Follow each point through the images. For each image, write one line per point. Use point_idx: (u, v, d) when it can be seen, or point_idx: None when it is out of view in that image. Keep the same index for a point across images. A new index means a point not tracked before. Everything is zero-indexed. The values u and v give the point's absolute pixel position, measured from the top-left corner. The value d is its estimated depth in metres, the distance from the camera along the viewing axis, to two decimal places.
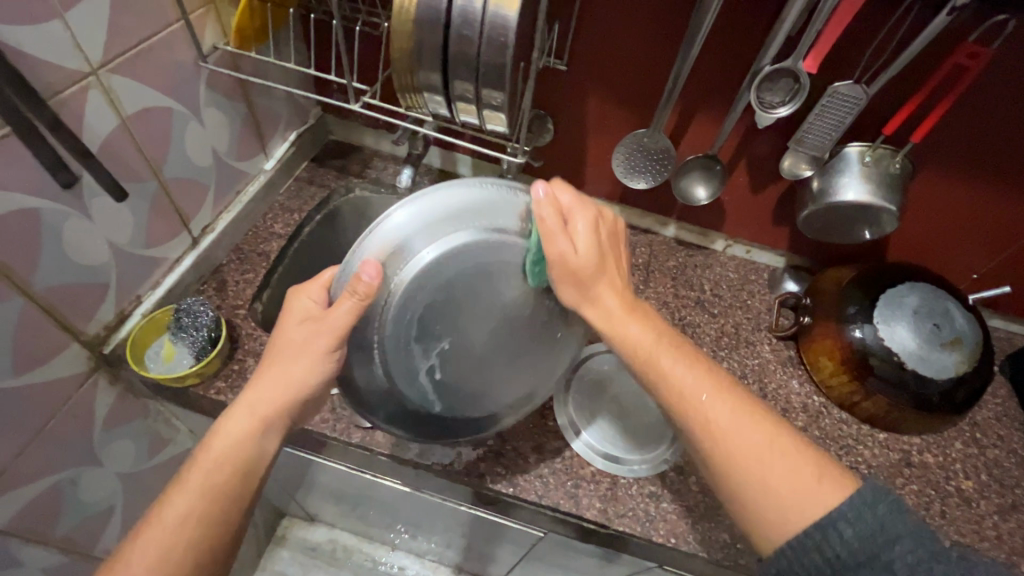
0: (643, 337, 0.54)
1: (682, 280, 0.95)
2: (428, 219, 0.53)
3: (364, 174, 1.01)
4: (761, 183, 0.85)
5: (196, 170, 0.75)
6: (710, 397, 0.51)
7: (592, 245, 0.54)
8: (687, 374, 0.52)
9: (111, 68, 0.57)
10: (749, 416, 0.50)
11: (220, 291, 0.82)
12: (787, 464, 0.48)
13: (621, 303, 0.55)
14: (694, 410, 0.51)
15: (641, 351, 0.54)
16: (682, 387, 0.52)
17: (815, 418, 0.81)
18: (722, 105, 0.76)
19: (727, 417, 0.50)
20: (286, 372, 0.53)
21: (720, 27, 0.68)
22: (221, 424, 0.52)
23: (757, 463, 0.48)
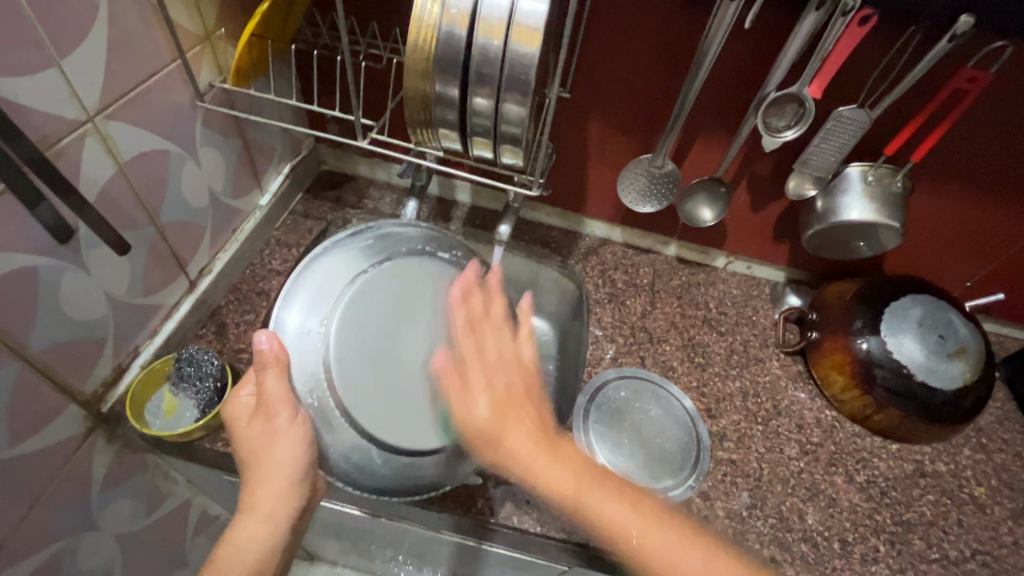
0: (557, 474, 0.51)
1: (687, 299, 0.95)
2: (315, 294, 0.60)
3: (361, 204, 0.99)
4: (762, 201, 0.86)
5: (193, 211, 0.72)
6: (602, 496, 0.50)
7: (491, 411, 0.53)
8: (564, 470, 0.51)
9: (109, 114, 0.55)
10: (653, 521, 0.49)
11: (220, 335, 0.78)
12: (668, 533, 0.49)
13: (533, 432, 0.53)
14: (585, 505, 0.50)
15: (566, 492, 0.50)
16: (562, 484, 0.50)
17: (830, 433, 0.82)
18: (726, 129, 0.77)
19: (614, 509, 0.50)
20: (266, 470, 0.55)
21: (725, 55, 0.69)
22: (231, 530, 0.56)
23: (644, 538, 0.48)
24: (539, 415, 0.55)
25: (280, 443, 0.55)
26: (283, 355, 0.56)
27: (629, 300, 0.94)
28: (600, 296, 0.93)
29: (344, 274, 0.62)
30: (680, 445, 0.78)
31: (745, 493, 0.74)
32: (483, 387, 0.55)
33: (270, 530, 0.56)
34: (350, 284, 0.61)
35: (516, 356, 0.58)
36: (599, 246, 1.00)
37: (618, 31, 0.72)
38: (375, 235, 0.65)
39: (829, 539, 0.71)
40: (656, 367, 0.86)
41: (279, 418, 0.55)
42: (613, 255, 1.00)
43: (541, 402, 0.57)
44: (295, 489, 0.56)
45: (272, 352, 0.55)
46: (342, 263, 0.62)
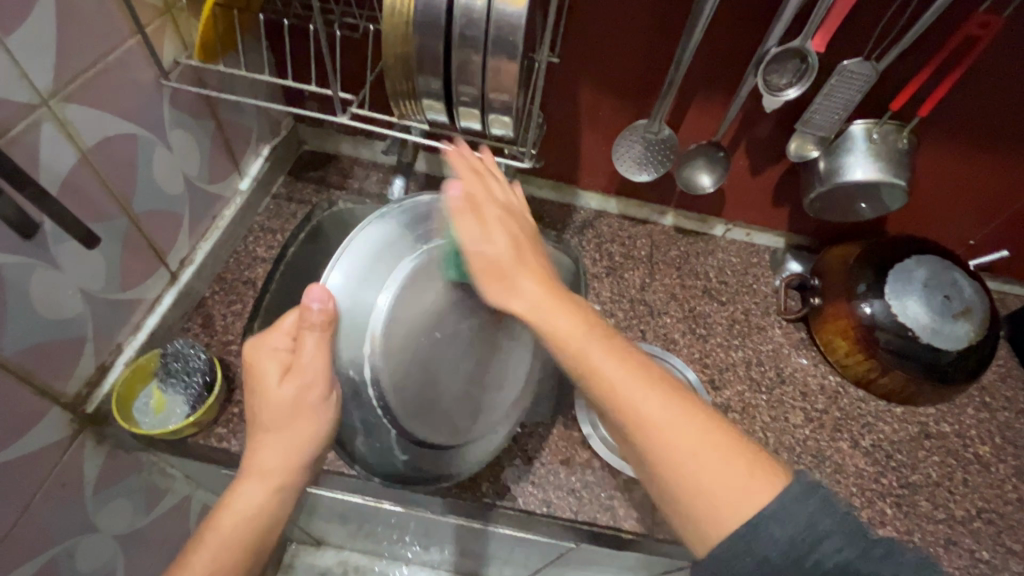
0: (569, 324, 0.46)
1: (686, 269, 0.93)
2: (363, 267, 0.53)
3: (345, 185, 0.95)
4: (761, 165, 0.84)
5: (169, 197, 0.68)
6: (641, 386, 0.42)
7: (504, 245, 0.51)
8: (569, 318, 0.47)
9: (65, 96, 0.51)
10: (681, 410, 0.41)
11: (208, 327, 0.75)
12: (683, 424, 0.40)
13: (544, 284, 0.49)
14: (584, 372, 0.44)
15: (569, 343, 0.45)
16: (559, 331, 0.46)
17: (834, 399, 0.81)
18: (725, 91, 0.73)
19: (620, 377, 0.43)
20: (290, 437, 0.49)
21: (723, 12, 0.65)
22: (232, 494, 0.49)
23: (673, 443, 0.40)
24: (537, 261, 0.52)
25: (307, 416, 0.49)
26: (334, 317, 0.49)
27: (627, 273, 0.91)
28: (597, 270, 0.91)
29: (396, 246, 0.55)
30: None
31: None
32: (494, 245, 0.51)
33: (279, 498, 0.50)
34: (406, 259, 0.55)
35: (531, 225, 0.56)
36: (594, 219, 0.98)
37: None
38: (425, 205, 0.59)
39: None
40: (657, 340, 0.84)
41: (313, 394, 0.49)
42: (609, 227, 0.97)
43: (538, 250, 0.53)
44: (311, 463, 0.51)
45: (321, 314, 0.49)
46: (394, 234, 0.55)
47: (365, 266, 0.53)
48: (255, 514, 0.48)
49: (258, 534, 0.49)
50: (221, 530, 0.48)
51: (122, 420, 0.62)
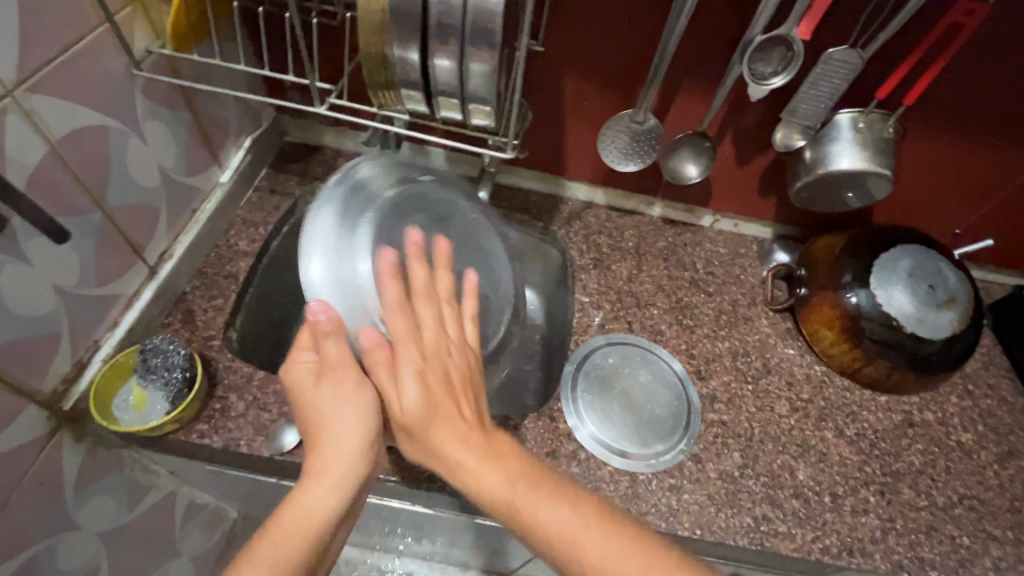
0: (501, 481, 0.45)
1: (674, 260, 0.93)
2: (336, 254, 0.53)
3: (329, 177, 0.94)
4: (747, 155, 0.83)
5: (145, 191, 0.67)
6: (587, 525, 0.44)
7: (419, 400, 0.47)
8: (501, 476, 0.45)
9: (31, 87, 0.49)
10: (599, 524, 0.44)
11: (189, 322, 0.74)
12: (628, 568, 0.42)
13: (479, 447, 0.47)
14: (522, 511, 0.44)
15: (500, 503, 0.44)
16: (498, 495, 0.45)
17: (819, 389, 0.81)
18: (711, 79, 0.72)
19: (552, 517, 0.44)
20: (331, 432, 0.47)
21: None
22: (294, 497, 0.46)
23: (609, 569, 0.42)
24: (476, 421, 0.49)
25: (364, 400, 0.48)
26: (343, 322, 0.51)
27: (614, 264, 0.91)
28: (584, 262, 0.90)
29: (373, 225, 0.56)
30: (671, 409, 0.76)
31: (737, 453, 0.73)
32: (410, 343, 0.50)
33: (338, 492, 0.46)
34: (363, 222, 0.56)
35: (456, 340, 0.53)
36: (582, 210, 0.97)
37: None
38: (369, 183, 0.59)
39: (821, 494, 0.70)
40: (644, 332, 0.84)
41: (347, 380, 0.48)
42: (596, 218, 0.97)
43: (473, 390, 0.51)
44: (371, 446, 0.48)
45: (330, 321, 0.50)
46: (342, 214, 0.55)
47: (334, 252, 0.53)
48: (317, 510, 0.46)
49: (319, 530, 0.46)
50: (281, 537, 0.45)
51: (94, 413, 0.61)
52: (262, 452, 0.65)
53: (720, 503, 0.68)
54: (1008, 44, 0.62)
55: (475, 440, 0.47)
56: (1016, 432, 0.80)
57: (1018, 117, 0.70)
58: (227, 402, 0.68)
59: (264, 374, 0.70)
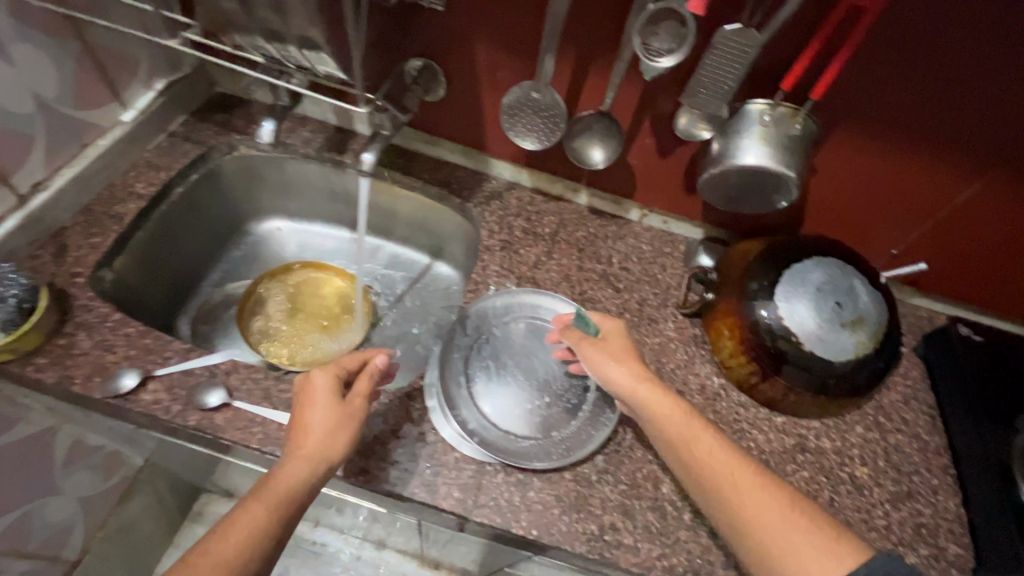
0: (659, 395, 0.62)
1: (589, 252, 0.88)
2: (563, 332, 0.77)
3: (249, 131, 0.92)
4: (670, 144, 0.78)
5: (13, 116, 0.65)
6: (749, 486, 0.55)
7: (631, 374, 0.63)
8: (678, 420, 0.60)
9: None
10: (742, 477, 0.55)
11: (58, 257, 0.72)
12: (766, 501, 0.54)
13: (644, 378, 0.63)
14: (688, 443, 0.58)
15: (674, 433, 0.59)
16: (654, 407, 0.61)
17: (712, 402, 0.76)
18: (611, 54, 0.68)
19: (749, 496, 0.54)
20: (332, 432, 0.57)
21: None
22: (238, 511, 0.49)
23: (761, 512, 0.53)
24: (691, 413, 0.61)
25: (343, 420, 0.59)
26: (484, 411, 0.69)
27: (523, 249, 0.86)
28: (491, 243, 0.86)
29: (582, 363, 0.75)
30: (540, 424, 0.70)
31: (599, 457, 0.67)
32: (615, 366, 0.65)
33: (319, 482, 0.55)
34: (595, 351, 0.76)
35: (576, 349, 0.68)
36: (504, 189, 0.94)
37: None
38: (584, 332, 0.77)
39: (680, 511, 0.65)
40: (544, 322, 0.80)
41: (344, 414, 0.59)
42: (517, 200, 0.93)
43: (630, 351, 0.66)
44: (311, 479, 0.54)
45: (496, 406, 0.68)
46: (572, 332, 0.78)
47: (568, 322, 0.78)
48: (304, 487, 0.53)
49: (298, 509, 0.52)
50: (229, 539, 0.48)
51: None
52: (94, 394, 0.62)
53: (565, 506, 0.64)
54: (912, 32, 0.58)
55: (661, 397, 0.61)
56: (920, 473, 0.73)
57: (942, 123, 0.64)
58: (73, 339, 0.66)
59: (120, 316, 0.68)
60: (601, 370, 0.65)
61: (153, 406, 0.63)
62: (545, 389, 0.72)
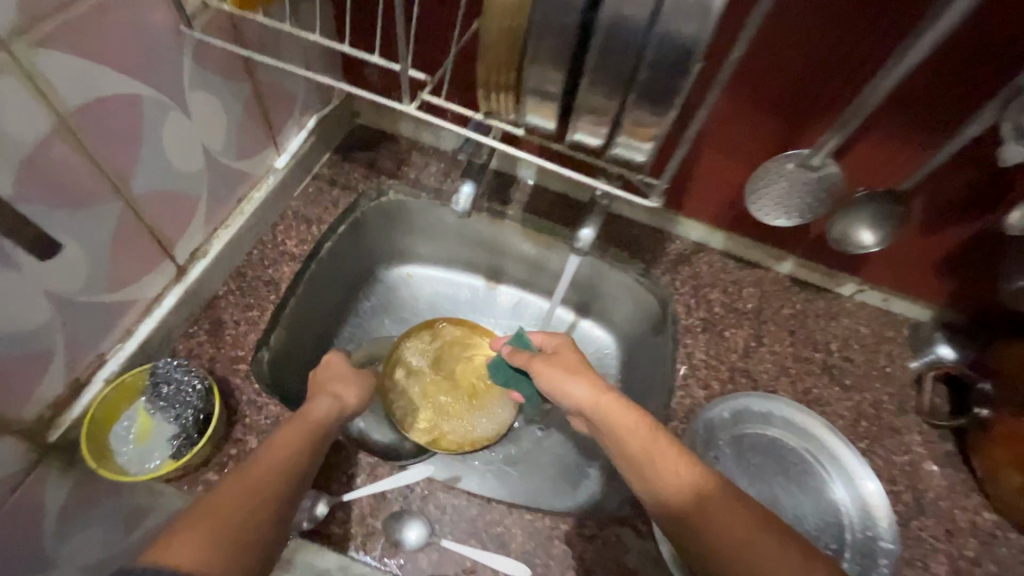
0: (615, 405, 0.55)
1: (802, 336, 0.74)
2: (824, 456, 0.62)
3: (399, 173, 0.80)
4: (939, 221, 0.63)
5: (182, 178, 0.54)
6: (707, 500, 0.48)
7: (591, 389, 0.57)
8: (636, 424, 0.53)
9: (35, 38, 0.37)
10: (700, 490, 0.48)
11: (215, 337, 0.61)
12: (733, 527, 0.46)
13: (590, 390, 0.57)
14: (648, 465, 0.51)
15: (636, 443, 0.52)
16: (623, 417, 0.54)
17: (989, 547, 0.61)
18: (933, 128, 0.52)
19: (718, 523, 0.47)
20: (299, 425, 0.51)
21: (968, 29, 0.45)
22: (215, 493, 0.42)
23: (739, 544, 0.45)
24: (635, 416, 0.54)
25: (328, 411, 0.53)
26: None
27: (728, 331, 0.73)
28: (690, 323, 0.73)
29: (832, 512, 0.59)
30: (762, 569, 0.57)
31: None
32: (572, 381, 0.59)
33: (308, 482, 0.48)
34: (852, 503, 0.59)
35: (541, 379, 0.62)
36: (693, 253, 0.79)
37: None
38: (852, 471, 0.60)
39: None
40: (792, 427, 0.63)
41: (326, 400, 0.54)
42: (709, 266, 0.79)
43: (580, 363, 0.61)
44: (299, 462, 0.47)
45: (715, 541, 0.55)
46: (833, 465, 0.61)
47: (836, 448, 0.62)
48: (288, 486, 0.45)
49: (280, 499, 0.44)
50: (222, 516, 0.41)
51: (82, 432, 0.50)
52: None
53: None
54: None
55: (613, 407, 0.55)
56: None
57: None
58: (244, 448, 0.55)
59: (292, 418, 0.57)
60: (562, 389, 0.59)
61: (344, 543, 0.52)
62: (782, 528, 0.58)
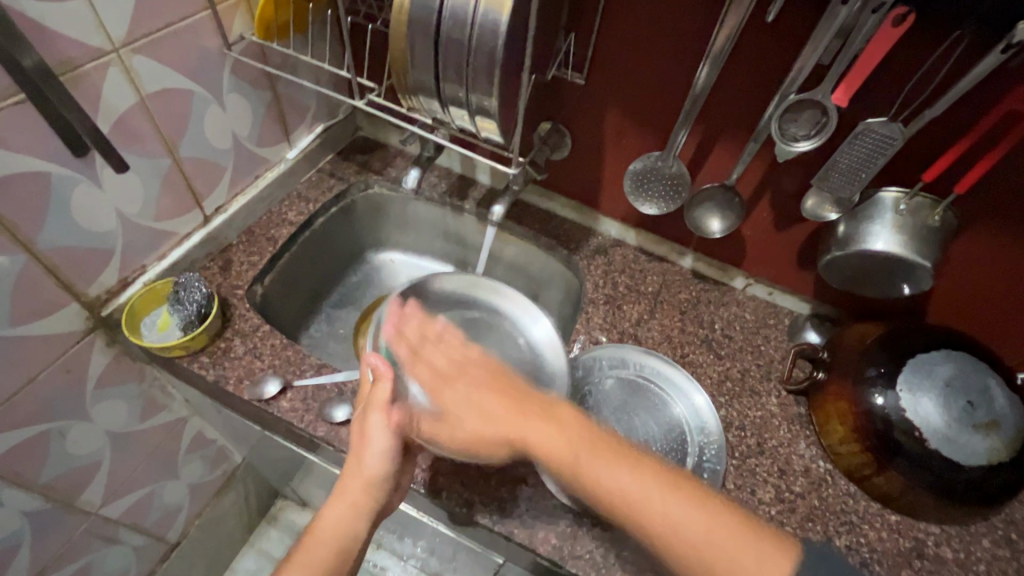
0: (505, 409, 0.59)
1: (691, 315, 0.89)
2: (667, 381, 0.77)
3: (384, 172, 1.02)
4: (783, 222, 0.79)
5: (214, 152, 0.78)
6: (639, 477, 0.52)
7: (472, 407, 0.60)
8: (537, 428, 0.57)
9: (135, 48, 0.61)
10: (635, 471, 0.52)
11: (224, 269, 0.83)
12: (654, 490, 0.51)
13: (469, 387, 0.61)
14: (566, 460, 0.54)
15: (553, 459, 0.55)
16: (529, 432, 0.57)
17: (817, 487, 0.73)
18: (743, 133, 0.71)
19: (627, 485, 0.51)
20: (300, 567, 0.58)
21: (743, 56, 0.64)
22: None
23: (671, 518, 0.50)
24: (557, 417, 0.57)
25: (364, 504, 0.60)
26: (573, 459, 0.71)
27: (627, 305, 0.89)
28: (596, 296, 0.90)
29: (666, 423, 0.74)
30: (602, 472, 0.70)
31: None
32: (451, 383, 0.62)
33: None
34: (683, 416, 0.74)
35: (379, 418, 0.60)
36: (610, 246, 0.97)
37: None
38: (690, 390, 0.76)
39: None
40: (651, 371, 0.78)
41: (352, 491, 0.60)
42: (623, 257, 0.96)
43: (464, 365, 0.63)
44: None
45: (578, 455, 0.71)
46: (673, 386, 0.76)
47: (679, 375, 0.77)
48: None
49: None
50: None
51: (126, 312, 0.71)
52: (245, 395, 0.72)
53: (659, 568, 0.64)
54: None
55: (482, 421, 0.59)
56: None
57: None
58: (230, 344, 0.76)
59: (268, 328, 0.78)
60: (452, 411, 0.61)
61: (290, 412, 0.71)
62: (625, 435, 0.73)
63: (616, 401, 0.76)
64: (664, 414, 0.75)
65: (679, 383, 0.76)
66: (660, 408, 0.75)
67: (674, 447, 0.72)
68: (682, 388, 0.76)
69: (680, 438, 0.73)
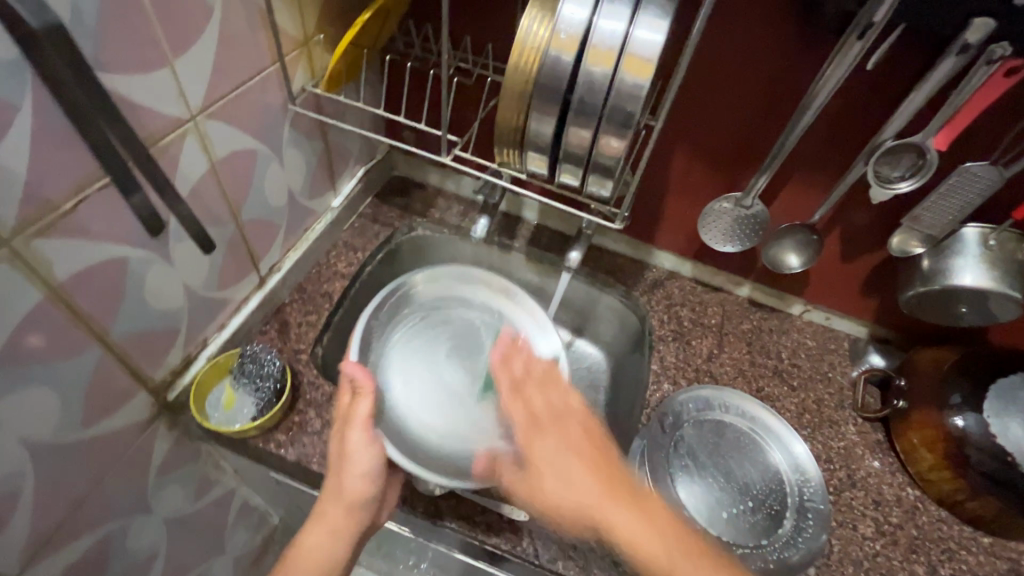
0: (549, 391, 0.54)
1: (757, 346, 0.89)
2: (757, 426, 0.77)
3: (427, 214, 0.98)
4: (854, 253, 0.80)
5: (271, 210, 0.73)
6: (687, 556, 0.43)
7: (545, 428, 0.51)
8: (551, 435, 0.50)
9: (210, 113, 0.55)
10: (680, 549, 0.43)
11: (282, 333, 0.78)
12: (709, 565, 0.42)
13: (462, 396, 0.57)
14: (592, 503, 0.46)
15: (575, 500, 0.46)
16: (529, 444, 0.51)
17: (910, 515, 0.74)
18: (825, 176, 0.71)
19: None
20: None
21: (836, 104, 0.63)
22: None
23: (652, 548, 0.43)
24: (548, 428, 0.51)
25: (346, 530, 0.57)
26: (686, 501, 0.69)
27: (695, 340, 0.89)
28: (663, 333, 0.89)
29: (762, 466, 0.73)
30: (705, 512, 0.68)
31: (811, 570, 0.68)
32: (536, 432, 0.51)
33: None
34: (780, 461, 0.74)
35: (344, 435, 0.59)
36: (666, 279, 0.96)
37: (726, 50, 0.65)
38: (782, 435, 0.76)
39: None
40: (742, 419, 0.77)
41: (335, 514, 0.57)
42: (680, 290, 0.95)
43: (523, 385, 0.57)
44: None
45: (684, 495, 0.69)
46: (764, 431, 0.76)
47: (769, 419, 0.77)
48: None
49: None
50: None
51: (192, 390, 0.66)
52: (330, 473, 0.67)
53: None
54: None
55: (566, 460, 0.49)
56: None
57: None
58: (304, 417, 0.71)
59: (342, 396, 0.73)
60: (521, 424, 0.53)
61: None
62: (723, 478, 0.71)
63: (708, 443, 0.75)
64: (759, 458, 0.74)
65: (771, 426, 0.77)
66: (754, 451, 0.74)
67: (772, 491, 0.72)
68: (773, 433, 0.76)
69: (778, 483, 0.72)
